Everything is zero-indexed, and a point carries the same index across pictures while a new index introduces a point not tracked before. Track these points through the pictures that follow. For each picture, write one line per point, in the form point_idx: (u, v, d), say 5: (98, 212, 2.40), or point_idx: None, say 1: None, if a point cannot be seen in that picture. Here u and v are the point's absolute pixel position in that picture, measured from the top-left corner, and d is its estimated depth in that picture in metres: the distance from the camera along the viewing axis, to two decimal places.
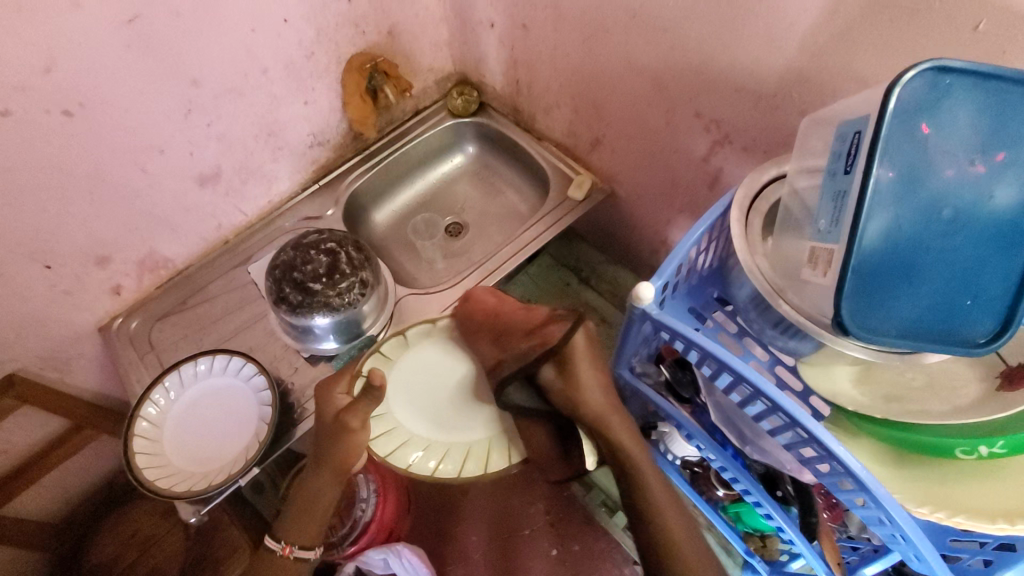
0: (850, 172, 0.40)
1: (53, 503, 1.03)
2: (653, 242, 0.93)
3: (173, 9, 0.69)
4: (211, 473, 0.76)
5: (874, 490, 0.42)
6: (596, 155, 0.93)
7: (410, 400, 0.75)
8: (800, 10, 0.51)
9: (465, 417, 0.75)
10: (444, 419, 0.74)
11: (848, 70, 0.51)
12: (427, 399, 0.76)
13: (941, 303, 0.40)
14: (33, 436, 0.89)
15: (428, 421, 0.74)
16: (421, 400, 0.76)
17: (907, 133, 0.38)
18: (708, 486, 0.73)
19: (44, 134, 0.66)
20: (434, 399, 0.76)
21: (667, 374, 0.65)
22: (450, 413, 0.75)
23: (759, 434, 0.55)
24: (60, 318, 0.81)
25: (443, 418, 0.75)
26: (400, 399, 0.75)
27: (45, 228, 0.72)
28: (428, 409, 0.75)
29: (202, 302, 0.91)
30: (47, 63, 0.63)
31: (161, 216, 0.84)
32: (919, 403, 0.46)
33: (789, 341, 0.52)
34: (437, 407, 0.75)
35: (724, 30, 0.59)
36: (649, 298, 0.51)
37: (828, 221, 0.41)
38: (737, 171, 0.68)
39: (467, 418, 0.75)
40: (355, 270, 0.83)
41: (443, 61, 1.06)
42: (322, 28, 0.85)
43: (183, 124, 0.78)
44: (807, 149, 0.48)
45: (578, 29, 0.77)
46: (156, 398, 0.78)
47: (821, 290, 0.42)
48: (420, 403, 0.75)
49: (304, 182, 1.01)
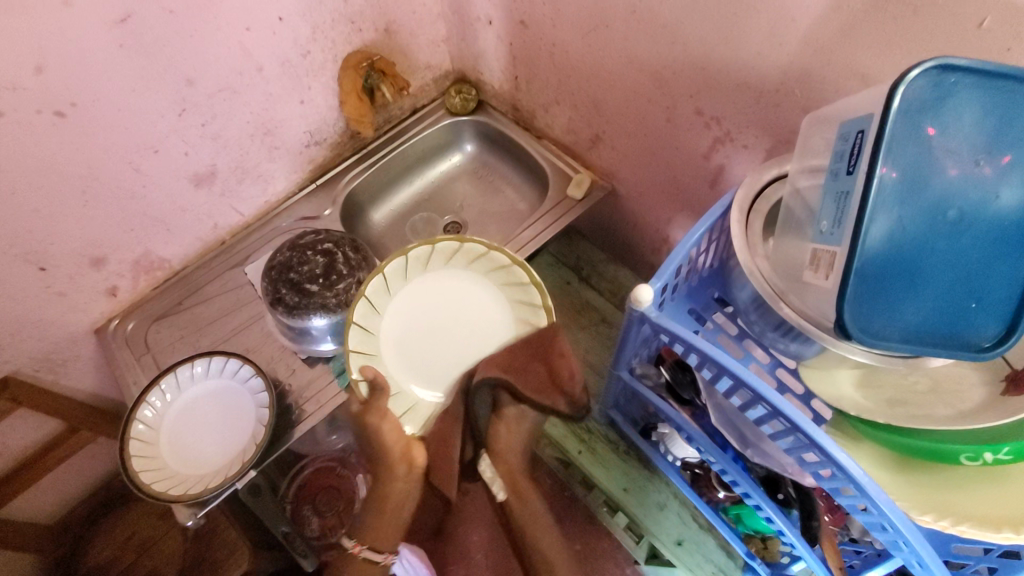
0: (853, 173, 0.39)
1: (51, 504, 1.02)
2: (653, 240, 0.92)
3: (165, 6, 0.68)
4: (207, 476, 0.76)
5: (875, 496, 0.41)
6: (595, 153, 0.92)
7: (410, 323, 0.77)
8: (802, 7, 0.50)
9: (459, 351, 0.75)
10: (438, 350, 0.75)
11: (850, 68, 0.50)
12: (426, 328, 0.77)
13: (945, 307, 0.39)
14: (30, 438, 0.89)
15: (420, 354, 0.75)
16: (421, 327, 0.77)
17: (911, 132, 0.37)
18: (709, 488, 0.72)
19: (37, 134, 0.66)
20: (433, 331, 0.77)
21: (667, 375, 0.63)
22: (446, 344, 0.76)
23: (760, 437, 0.55)
24: (55, 319, 0.81)
25: (437, 351, 0.75)
26: (398, 322, 0.77)
27: (39, 229, 0.72)
28: (426, 336, 0.76)
29: (199, 303, 0.91)
30: (38, 63, 0.62)
31: (156, 217, 0.83)
32: (923, 407, 0.45)
33: (790, 343, 0.51)
34: (433, 337, 0.76)
35: (725, 27, 0.58)
36: (648, 301, 0.50)
37: (830, 223, 0.40)
38: (738, 170, 0.68)
39: (459, 352, 0.75)
40: (351, 270, 0.83)
41: (441, 59, 1.05)
42: (318, 26, 0.84)
43: (178, 124, 0.77)
44: (809, 148, 0.47)
45: (576, 25, 0.76)
46: (153, 401, 0.78)
47: (823, 293, 0.41)
48: (420, 328, 0.77)
49: (301, 182, 1.00)
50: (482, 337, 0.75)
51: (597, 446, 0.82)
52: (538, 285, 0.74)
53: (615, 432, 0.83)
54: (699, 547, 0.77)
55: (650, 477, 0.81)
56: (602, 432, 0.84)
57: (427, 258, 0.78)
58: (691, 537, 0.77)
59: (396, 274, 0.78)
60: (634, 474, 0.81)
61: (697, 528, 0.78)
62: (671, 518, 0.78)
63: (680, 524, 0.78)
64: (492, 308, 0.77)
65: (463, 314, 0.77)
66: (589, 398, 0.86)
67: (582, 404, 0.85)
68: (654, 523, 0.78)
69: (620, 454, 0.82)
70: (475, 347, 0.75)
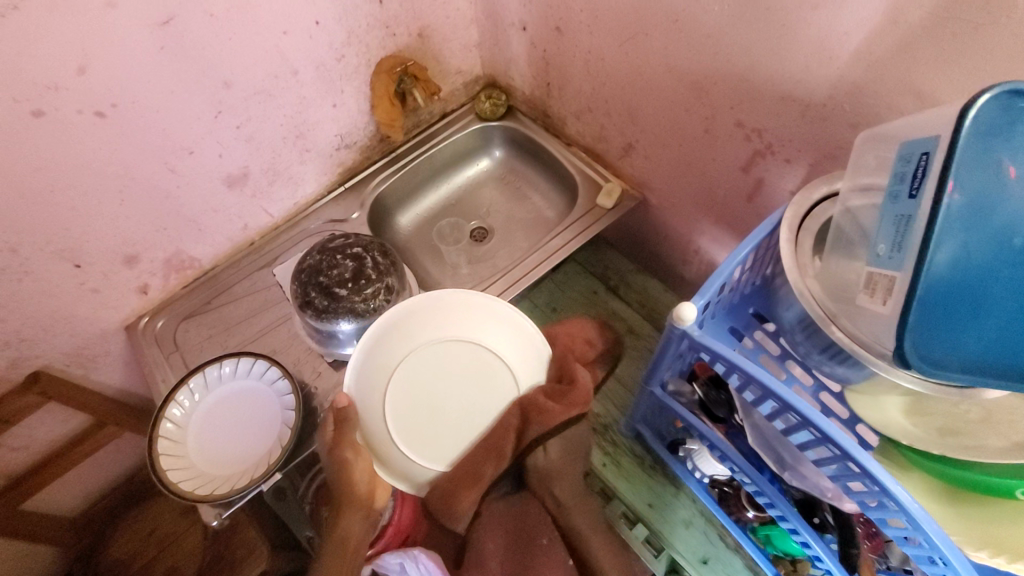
0: (916, 196, 0.37)
1: (76, 497, 1.04)
2: (684, 251, 0.91)
3: (207, 11, 0.68)
4: (233, 477, 0.76)
5: (928, 529, 0.39)
6: (627, 162, 0.91)
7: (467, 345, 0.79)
8: (855, 20, 0.49)
9: (472, 408, 0.77)
10: (542, 379, 0.78)
11: (905, 85, 0.49)
12: (470, 355, 0.79)
13: (1009, 336, 0.37)
14: (58, 431, 0.90)
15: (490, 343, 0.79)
16: (457, 372, 0.78)
17: (979, 157, 0.36)
18: (738, 507, 0.71)
19: (76, 134, 0.66)
20: (454, 378, 0.78)
21: (701, 393, 0.63)
22: (436, 403, 0.77)
23: (799, 459, 0.54)
24: (87, 315, 0.81)
25: (467, 389, 0.78)
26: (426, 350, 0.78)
27: (76, 227, 0.73)
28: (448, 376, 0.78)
29: (227, 302, 0.91)
30: (80, 64, 0.62)
31: (189, 216, 0.84)
32: (975, 439, 0.43)
33: (835, 367, 0.50)
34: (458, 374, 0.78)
35: (772, 39, 0.56)
36: (690, 319, 0.49)
37: (889, 246, 0.39)
38: (778, 184, 0.66)
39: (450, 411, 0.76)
40: (380, 275, 0.83)
41: (472, 64, 1.05)
42: (353, 30, 0.84)
43: (213, 125, 0.78)
44: (861, 166, 0.46)
45: (614, 33, 0.75)
46: (181, 400, 0.78)
47: (879, 318, 0.40)
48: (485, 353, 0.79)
49: (330, 184, 1.01)
50: (437, 444, 0.75)
51: (622, 459, 0.82)
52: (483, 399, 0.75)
53: (641, 447, 0.83)
54: (726, 567, 0.75)
55: (675, 493, 0.80)
56: (627, 446, 0.83)
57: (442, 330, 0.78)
58: (718, 556, 0.76)
59: (382, 342, 0.77)
60: (658, 489, 0.80)
61: (724, 548, 0.76)
62: (697, 536, 0.77)
63: (706, 543, 0.77)
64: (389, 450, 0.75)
65: (470, 379, 0.78)
66: (615, 411, 0.86)
67: (608, 416, 0.86)
68: (680, 540, 0.77)
69: (646, 470, 0.81)
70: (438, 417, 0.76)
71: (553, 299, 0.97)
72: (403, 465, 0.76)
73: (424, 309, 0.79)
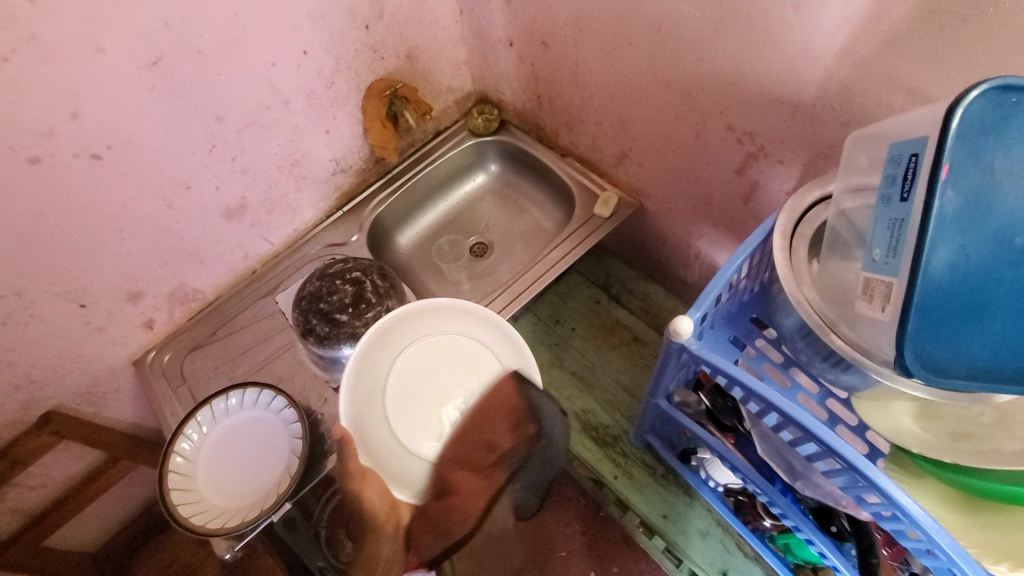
0: (908, 199, 0.37)
1: (95, 532, 1.05)
2: (685, 256, 0.90)
3: (194, 48, 0.69)
4: (244, 508, 0.76)
5: (945, 544, 0.38)
6: (621, 170, 0.90)
7: (454, 342, 0.76)
8: (837, 20, 0.48)
9: (382, 382, 0.73)
10: (389, 329, 0.75)
11: (894, 81, 0.48)
12: (385, 370, 0.74)
13: (1018, 339, 0.36)
14: (72, 469, 0.90)
15: (389, 345, 0.75)
16: (376, 384, 0.73)
17: (971, 156, 0.35)
18: (754, 516, 0.68)
19: (73, 178, 0.67)
20: (373, 386, 0.72)
21: (706, 402, 0.60)
22: (423, 399, 0.73)
23: (810, 468, 0.51)
24: (96, 354, 0.82)
25: (373, 381, 0.73)
26: (405, 355, 0.75)
27: (79, 267, 0.73)
28: (423, 380, 0.74)
29: (233, 332, 0.92)
30: (74, 109, 0.63)
31: (190, 250, 0.85)
32: (990, 443, 0.42)
33: (840, 374, 0.49)
34: (439, 384, 0.74)
35: (755, 41, 0.56)
36: (687, 333, 0.48)
37: (884, 251, 0.38)
38: (773, 186, 0.66)
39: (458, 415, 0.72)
40: (380, 298, 0.83)
41: (462, 81, 1.06)
42: (341, 57, 0.85)
43: (209, 160, 0.79)
44: (853, 167, 0.46)
45: (598, 44, 0.75)
46: (190, 434, 0.79)
47: (879, 325, 0.39)
48: (459, 351, 0.76)
49: (328, 209, 1.01)
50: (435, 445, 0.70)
51: (634, 471, 0.81)
52: (383, 358, 0.74)
53: (653, 457, 0.81)
54: None
55: (690, 503, 0.78)
56: (638, 456, 0.82)
57: (388, 374, 0.73)
58: (737, 567, 0.74)
59: (373, 410, 0.71)
60: (673, 500, 0.79)
61: (744, 558, 0.75)
62: (713, 547, 0.76)
63: (724, 553, 0.75)
64: (393, 463, 0.69)
65: (374, 376, 0.73)
66: (624, 421, 0.85)
67: (617, 427, 0.85)
68: (697, 551, 0.75)
69: (659, 481, 0.80)
70: (425, 410, 0.72)
71: (555, 311, 0.96)
72: (412, 477, 0.69)
73: (404, 318, 0.76)
